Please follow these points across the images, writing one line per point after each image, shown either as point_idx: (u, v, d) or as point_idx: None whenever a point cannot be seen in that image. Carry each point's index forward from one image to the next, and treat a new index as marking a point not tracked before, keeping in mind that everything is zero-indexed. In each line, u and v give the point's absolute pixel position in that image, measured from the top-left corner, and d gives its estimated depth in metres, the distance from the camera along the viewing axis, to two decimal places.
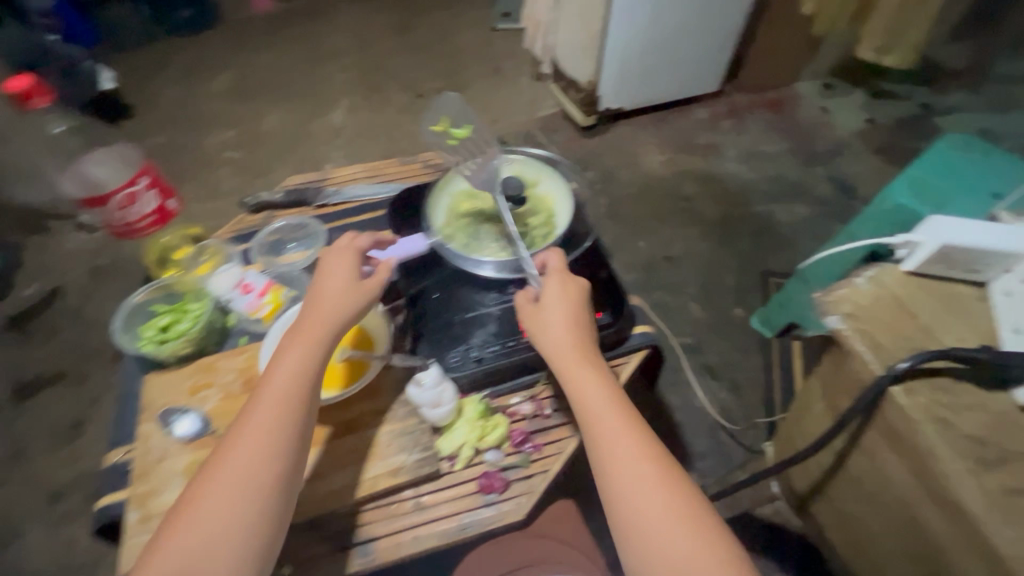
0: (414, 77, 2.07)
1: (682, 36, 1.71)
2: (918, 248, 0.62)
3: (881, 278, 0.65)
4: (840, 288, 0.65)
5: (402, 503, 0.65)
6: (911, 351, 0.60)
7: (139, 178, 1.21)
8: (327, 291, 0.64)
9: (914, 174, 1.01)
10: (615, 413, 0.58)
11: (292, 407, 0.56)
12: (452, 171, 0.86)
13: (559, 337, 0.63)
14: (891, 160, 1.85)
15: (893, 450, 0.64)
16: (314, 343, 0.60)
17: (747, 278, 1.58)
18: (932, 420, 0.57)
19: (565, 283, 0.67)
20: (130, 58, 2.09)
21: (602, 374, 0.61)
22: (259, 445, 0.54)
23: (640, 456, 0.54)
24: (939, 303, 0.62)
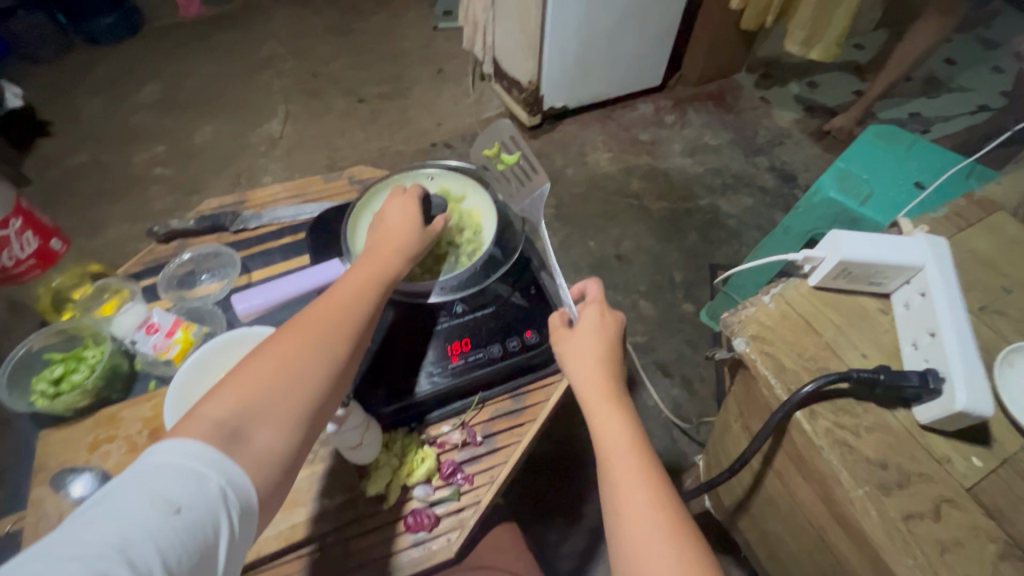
0: (354, 81, 2.00)
1: (620, 32, 1.70)
2: (821, 264, 0.59)
3: (787, 294, 0.62)
4: (748, 308, 0.62)
5: (325, 551, 0.61)
6: (814, 374, 0.57)
7: (13, 219, 0.75)
8: (397, 234, 0.70)
9: (839, 168, 1.04)
10: (632, 452, 0.56)
11: (356, 322, 0.59)
12: (371, 189, 0.82)
13: (594, 370, 0.63)
14: (828, 147, 1.90)
15: (802, 475, 0.61)
16: (383, 275, 0.65)
17: (696, 273, 1.59)
18: (835, 445, 0.53)
19: (606, 319, 0.68)
20: (45, 71, 1.95)
21: (628, 414, 0.60)
22: (325, 343, 0.55)
23: (656, 502, 0.52)
24: (843, 319, 0.60)
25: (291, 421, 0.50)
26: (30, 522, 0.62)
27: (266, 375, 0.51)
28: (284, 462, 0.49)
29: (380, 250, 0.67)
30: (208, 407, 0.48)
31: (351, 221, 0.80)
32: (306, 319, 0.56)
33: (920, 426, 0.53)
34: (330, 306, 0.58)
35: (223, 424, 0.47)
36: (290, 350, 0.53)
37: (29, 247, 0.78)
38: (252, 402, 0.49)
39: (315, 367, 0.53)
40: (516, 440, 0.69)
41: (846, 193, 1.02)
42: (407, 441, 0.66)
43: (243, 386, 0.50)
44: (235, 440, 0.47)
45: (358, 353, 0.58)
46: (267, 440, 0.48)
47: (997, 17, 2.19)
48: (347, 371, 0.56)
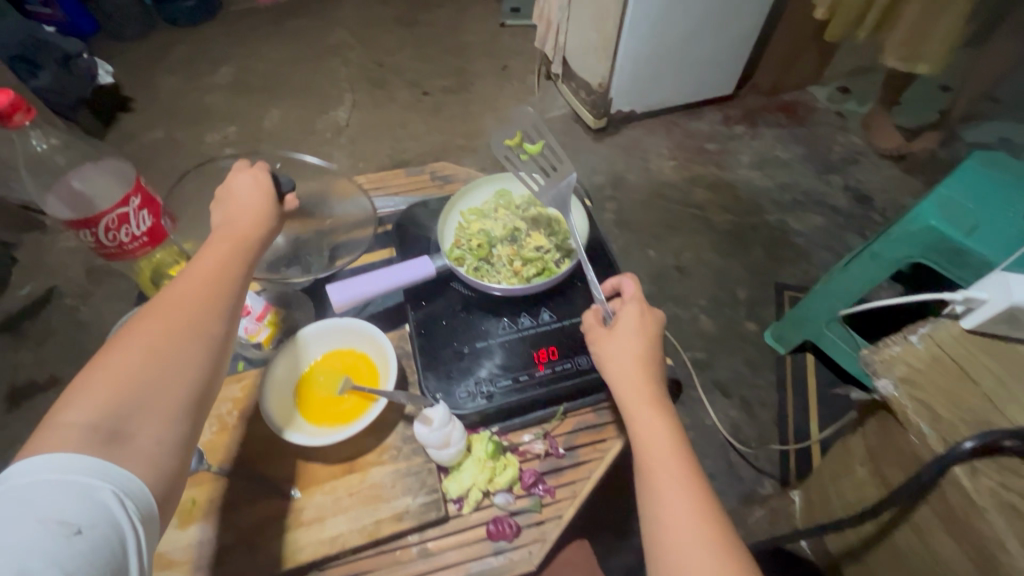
0: (419, 74, 2.01)
1: (697, 38, 1.65)
2: (981, 306, 0.57)
3: (937, 336, 0.60)
4: (892, 347, 0.62)
5: (406, 550, 0.61)
6: (973, 427, 0.55)
7: (132, 197, 0.66)
8: (243, 212, 0.65)
9: (944, 195, 0.98)
10: (675, 461, 0.56)
11: (206, 308, 0.55)
12: (463, 191, 0.84)
13: (633, 372, 0.62)
14: (909, 168, 1.80)
15: (951, 532, 0.60)
16: (229, 260, 0.60)
17: (760, 291, 1.53)
18: (1002, 507, 0.53)
19: (648, 318, 0.66)
20: (128, 49, 2.03)
21: (669, 420, 0.59)
22: (180, 339, 0.53)
23: (695, 513, 0.52)
24: (1006, 365, 0.56)
25: (173, 416, 0.50)
26: None
27: (130, 370, 0.49)
28: (176, 449, 0.49)
29: (236, 222, 0.63)
30: (72, 413, 0.46)
31: (442, 222, 0.82)
32: (161, 306, 0.54)
33: None
34: (186, 289, 0.56)
35: (96, 427, 0.46)
36: (156, 339, 0.51)
37: (144, 226, 0.68)
38: (124, 399, 0.48)
39: (185, 357, 0.52)
40: (600, 455, 0.68)
41: (949, 222, 0.95)
42: (492, 447, 0.65)
43: (106, 384, 0.48)
44: (114, 440, 0.46)
45: (232, 332, 0.57)
46: (151, 432, 0.48)
47: None
48: (219, 362, 0.55)
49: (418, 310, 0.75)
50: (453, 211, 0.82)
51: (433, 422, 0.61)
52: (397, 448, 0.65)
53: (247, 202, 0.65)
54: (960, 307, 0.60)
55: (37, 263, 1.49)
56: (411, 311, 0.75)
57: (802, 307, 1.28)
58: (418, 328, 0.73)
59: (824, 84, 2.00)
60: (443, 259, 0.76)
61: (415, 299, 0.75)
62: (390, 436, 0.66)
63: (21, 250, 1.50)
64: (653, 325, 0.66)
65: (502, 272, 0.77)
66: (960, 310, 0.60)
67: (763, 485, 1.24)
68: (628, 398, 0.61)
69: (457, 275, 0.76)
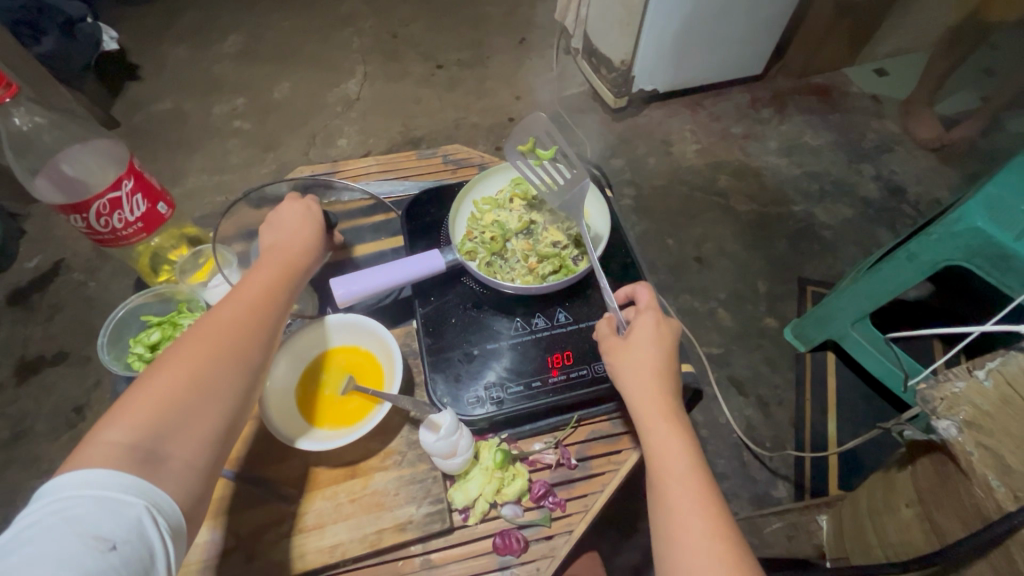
0: (433, 46, 1.93)
1: (728, 14, 1.54)
2: None
3: (1009, 371, 0.53)
4: (954, 383, 0.56)
5: (408, 561, 0.58)
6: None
7: (125, 180, 0.62)
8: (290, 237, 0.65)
9: (993, 193, 0.90)
10: (692, 483, 0.51)
11: (253, 333, 0.55)
12: (477, 178, 0.80)
13: (651, 385, 0.57)
14: (947, 159, 1.69)
15: None
16: (276, 283, 0.60)
17: (782, 285, 1.47)
18: None
19: (663, 327, 0.61)
20: (135, 13, 1.97)
21: (687, 436, 0.55)
22: (225, 360, 0.52)
23: (712, 543, 0.48)
24: None
25: (211, 437, 0.49)
26: None
27: (172, 391, 0.48)
28: (205, 474, 0.48)
29: (281, 250, 0.64)
30: (113, 431, 0.45)
31: (454, 211, 0.77)
32: (209, 326, 0.53)
33: None
34: (233, 311, 0.55)
35: (134, 446, 0.44)
36: (202, 359, 0.50)
37: (139, 211, 0.65)
38: (165, 420, 0.47)
39: (228, 377, 0.51)
40: (614, 468, 0.64)
41: (996, 222, 0.88)
42: (500, 456, 0.61)
43: (151, 400, 0.47)
44: (153, 460, 0.45)
45: (269, 357, 0.56)
46: (186, 454, 0.47)
47: None
48: (256, 386, 0.54)
49: (426, 308, 0.71)
50: (466, 199, 0.77)
51: (441, 429, 0.58)
52: (402, 453, 0.62)
53: (295, 230, 0.66)
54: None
55: (44, 236, 1.46)
56: (418, 309, 0.71)
57: (826, 306, 1.22)
58: (426, 327, 0.69)
59: (860, 66, 1.89)
60: (453, 252, 0.70)
61: (423, 296, 0.71)
62: (396, 440, 0.63)
63: (28, 222, 1.48)
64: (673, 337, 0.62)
65: (514, 269, 0.72)
66: None
67: (777, 488, 1.20)
68: (643, 411, 0.56)
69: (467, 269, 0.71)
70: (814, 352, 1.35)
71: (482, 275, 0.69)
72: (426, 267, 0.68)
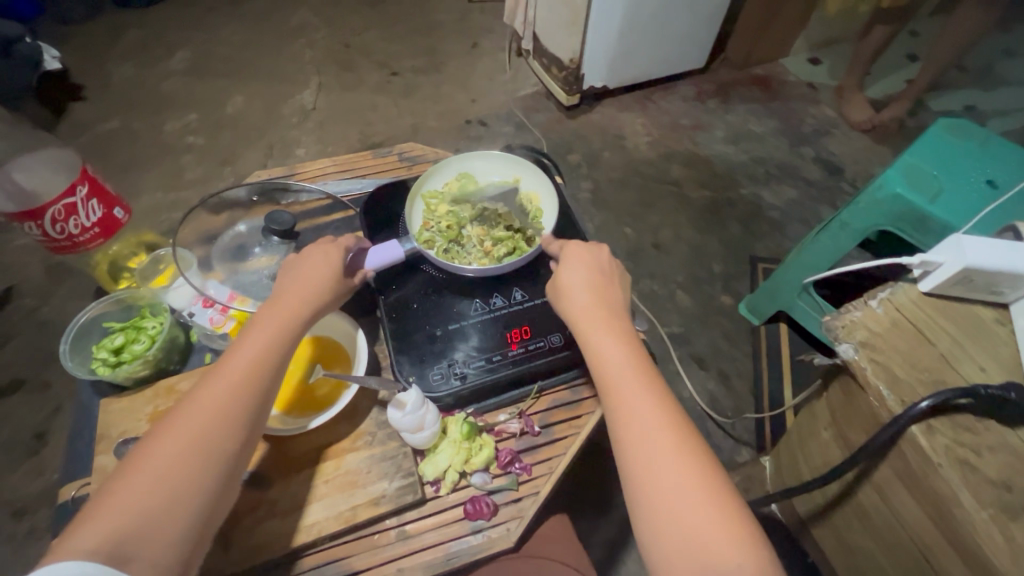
0: (386, 54, 1.96)
1: (668, 12, 1.62)
2: (938, 269, 0.59)
3: (896, 299, 0.62)
4: (853, 313, 0.62)
5: (384, 533, 0.61)
6: (929, 386, 0.56)
7: (79, 186, 0.63)
8: (298, 284, 0.60)
9: (907, 162, 0.99)
10: (636, 380, 0.52)
11: (234, 411, 0.50)
12: (428, 173, 0.82)
13: (589, 303, 0.58)
14: (880, 139, 1.80)
15: (909, 490, 0.59)
16: (275, 343, 0.54)
17: (735, 265, 1.55)
18: (956, 463, 0.52)
19: (591, 254, 0.63)
20: (77, 33, 1.93)
21: (629, 341, 0.55)
22: (194, 449, 0.47)
23: (663, 431, 0.48)
24: (959, 327, 0.59)
25: (178, 539, 0.44)
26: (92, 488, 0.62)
27: (145, 485, 0.44)
28: (179, 570, 0.44)
29: (286, 299, 0.58)
30: (81, 535, 0.42)
31: (409, 206, 0.80)
32: (192, 403, 0.49)
33: None
34: (219, 386, 0.50)
35: (94, 551, 0.40)
36: (173, 452, 0.46)
37: (95, 217, 0.66)
38: (134, 518, 0.43)
39: (199, 472, 0.46)
40: (575, 431, 0.69)
41: (913, 188, 0.96)
42: (466, 428, 0.64)
43: (118, 504, 0.43)
44: (119, 565, 0.41)
45: (256, 433, 0.51)
46: (155, 553, 0.42)
47: None
48: (236, 472, 0.49)
49: (388, 295, 0.73)
50: (419, 193, 0.80)
51: (407, 405, 0.60)
52: (372, 434, 0.65)
53: (303, 274, 0.61)
54: (917, 270, 0.62)
55: None
56: (380, 296, 0.73)
57: (773, 279, 1.30)
58: (389, 313, 0.72)
59: (795, 56, 2.00)
60: (410, 241, 0.73)
61: (384, 283, 0.74)
62: (365, 422, 0.66)
63: None
64: (605, 265, 0.63)
65: (469, 253, 0.76)
66: (916, 275, 0.62)
67: (741, 455, 1.26)
68: (583, 326, 0.57)
69: (426, 256, 0.75)
70: (767, 325, 1.42)
71: (442, 262, 0.72)
72: (386, 256, 0.71)
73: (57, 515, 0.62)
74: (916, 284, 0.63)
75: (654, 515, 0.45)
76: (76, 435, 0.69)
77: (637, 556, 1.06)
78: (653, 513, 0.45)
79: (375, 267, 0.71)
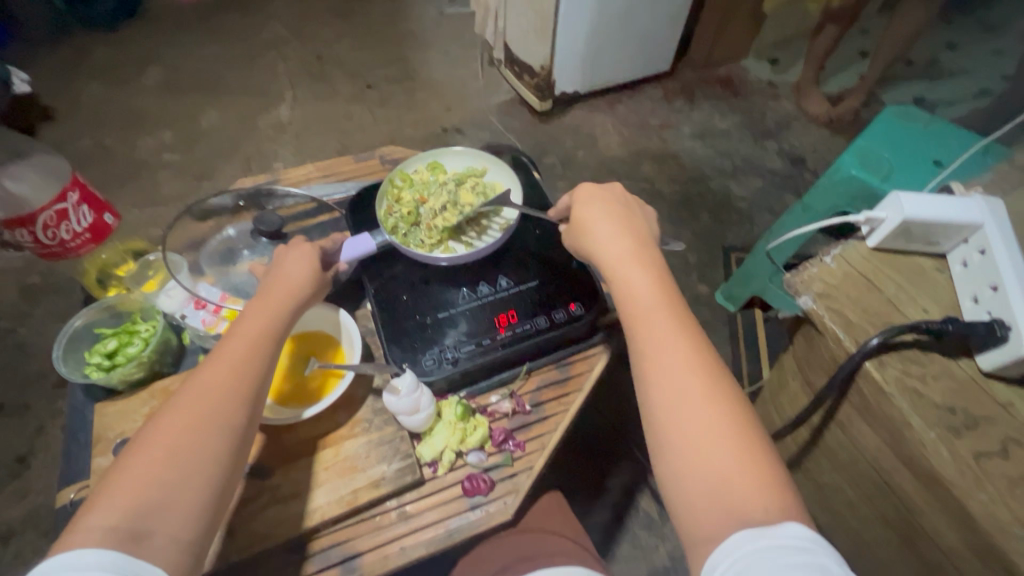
0: (360, 66, 1.99)
1: (632, 17, 1.69)
2: (882, 224, 0.65)
3: (847, 255, 0.68)
4: (811, 269, 0.68)
5: (385, 515, 0.63)
6: (879, 327, 0.62)
7: (70, 193, 0.69)
8: (289, 273, 0.62)
9: (860, 145, 1.05)
10: (663, 313, 0.54)
11: (238, 390, 0.51)
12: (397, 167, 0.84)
13: (612, 237, 0.62)
14: (839, 130, 1.89)
15: (870, 426, 0.64)
16: (268, 326, 0.57)
17: (709, 254, 1.60)
18: (906, 393, 0.57)
19: (609, 194, 0.66)
20: (44, 55, 1.91)
21: (654, 275, 0.58)
22: (201, 426, 0.49)
23: (689, 365, 0.50)
24: (904, 278, 0.65)
25: (194, 510, 0.46)
26: (91, 489, 0.62)
27: (159, 461, 0.46)
28: (193, 548, 0.45)
29: (275, 290, 0.60)
30: (98, 513, 0.43)
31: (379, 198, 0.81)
32: (193, 387, 0.51)
33: (982, 373, 0.57)
34: (220, 368, 0.52)
35: (114, 527, 0.42)
36: (183, 431, 0.48)
37: (86, 222, 0.72)
38: (147, 498, 0.44)
39: (210, 446, 0.48)
40: (564, 408, 0.72)
41: (866, 170, 1.02)
42: (460, 409, 0.67)
43: (132, 483, 0.45)
44: (134, 542, 0.42)
45: (257, 416, 0.53)
46: (170, 529, 0.44)
47: (997, 1, 2.15)
48: (244, 448, 0.51)
49: (378, 287, 0.76)
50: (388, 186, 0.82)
51: (401, 390, 0.63)
52: (369, 419, 0.67)
53: (293, 264, 0.63)
54: (864, 229, 0.68)
55: None
56: (370, 288, 0.76)
57: (745, 265, 1.35)
58: (380, 305, 0.74)
59: (754, 56, 2.09)
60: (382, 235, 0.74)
61: (373, 277, 0.76)
62: (361, 409, 0.68)
63: None
64: (627, 205, 0.66)
65: (426, 239, 0.78)
66: (865, 232, 0.68)
67: None
68: (611, 257, 0.60)
69: (400, 249, 0.77)
70: (742, 309, 1.48)
71: (414, 252, 0.74)
72: (359, 249, 0.72)
73: (56, 518, 0.62)
74: (865, 240, 0.68)
75: (672, 440, 0.47)
76: (71, 441, 0.69)
77: (631, 537, 1.08)
78: (673, 437, 0.47)
79: (351, 259, 0.72)
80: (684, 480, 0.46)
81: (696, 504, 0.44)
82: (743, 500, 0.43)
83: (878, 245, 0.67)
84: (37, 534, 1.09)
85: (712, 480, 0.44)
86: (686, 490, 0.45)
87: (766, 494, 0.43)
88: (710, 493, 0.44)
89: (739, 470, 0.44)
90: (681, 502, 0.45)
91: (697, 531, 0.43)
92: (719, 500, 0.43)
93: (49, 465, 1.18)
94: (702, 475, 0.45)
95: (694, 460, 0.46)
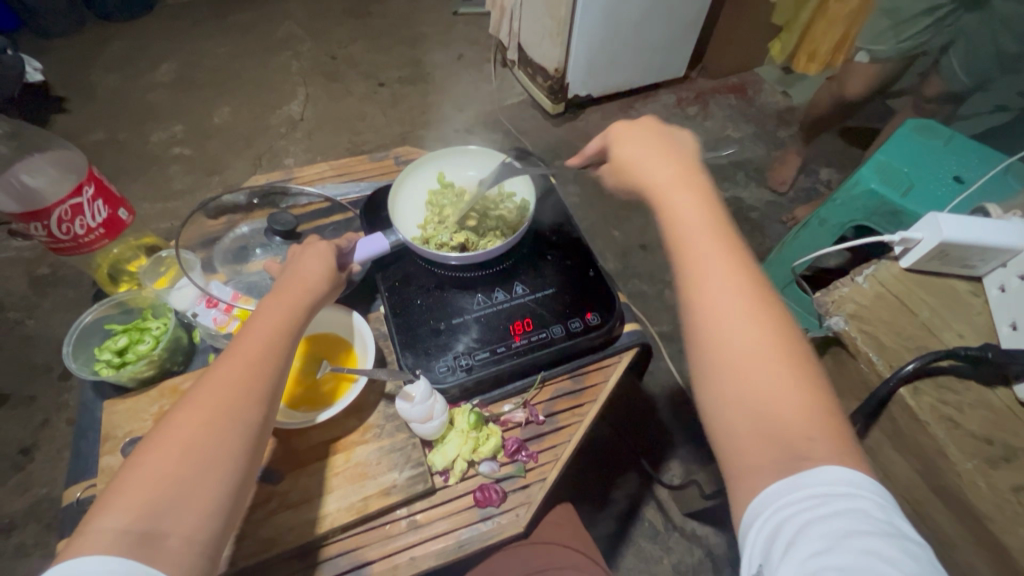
0: (373, 65, 1.98)
1: (647, 22, 1.67)
2: (918, 245, 0.64)
3: (878, 275, 0.67)
4: (841, 288, 0.66)
5: (395, 523, 0.62)
6: (912, 351, 0.61)
7: (85, 187, 0.69)
8: (306, 271, 0.61)
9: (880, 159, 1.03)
10: (704, 233, 0.52)
11: (257, 388, 0.51)
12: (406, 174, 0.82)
13: (653, 164, 0.60)
14: (854, 142, 1.86)
15: (898, 448, 0.63)
16: (292, 308, 0.58)
17: None
18: (940, 419, 0.56)
19: (658, 129, 0.64)
20: (60, 46, 1.92)
21: (699, 198, 0.56)
22: (211, 420, 0.48)
23: (736, 293, 0.48)
24: (937, 301, 0.64)
25: (210, 509, 0.45)
26: (99, 488, 0.61)
27: (173, 457, 0.45)
28: (207, 549, 0.44)
29: (291, 288, 0.59)
30: (109, 516, 0.42)
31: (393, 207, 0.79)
32: (206, 384, 0.50)
33: (1016, 402, 0.56)
34: (235, 370, 0.51)
35: (128, 529, 0.42)
36: (197, 431, 0.47)
37: (100, 217, 0.72)
38: (158, 498, 0.43)
39: (224, 440, 0.47)
40: (578, 420, 0.72)
41: (887, 185, 1.00)
42: (473, 418, 0.66)
43: (144, 485, 0.44)
44: (147, 546, 0.41)
45: (271, 417, 0.52)
46: (186, 530, 0.43)
47: None
48: (259, 445, 0.50)
49: (393, 288, 0.75)
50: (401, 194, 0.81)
51: (415, 397, 0.62)
52: (381, 426, 0.66)
53: (313, 262, 0.63)
54: (898, 249, 0.67)
55: None
56: (384, 289, 0.75)
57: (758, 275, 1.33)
58: (394, 307, 0.73)
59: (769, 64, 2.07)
60: (395, 236, 0.73)
61: (388, 279, 0.76)
62: (373, 415, 0.67)
63: None
64: (668, 135, 0.64)
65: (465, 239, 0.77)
66: (898, 253, 0.67)
67: None
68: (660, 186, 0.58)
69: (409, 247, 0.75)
70: None
71: (424, 249, 0.72)
72: (374, 248, 0.71)
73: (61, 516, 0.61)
74: (897, 261, 0.67)
75: (720, 365, 0.46)
76: (79, 438, 0.68)
77: (637, 550, 1.07)
78: (722, 366, 0.46)
79: (366, 260, 0.71)
80: (726, 403, 0.45)
81: (738, 432, 0.43)
82: (793, 432, 0.41)
83: (911, 266, 0.67)
84: (41, 526, 1.09)
85: (763, 417, 0.43)
86: (720, 415, 0.45)
87: (819, 436, 0.41)
88: (758, 433, 0.42)
89: (789, 401, 0.43)
90: (725, 433, 0.45)
91: (739, 458, 0.43)
92: (761, 433, 0.42)
93: (54, 457, 1.17)
94: (748, 411, 0.43)
95: (743, 394, 0.44)
